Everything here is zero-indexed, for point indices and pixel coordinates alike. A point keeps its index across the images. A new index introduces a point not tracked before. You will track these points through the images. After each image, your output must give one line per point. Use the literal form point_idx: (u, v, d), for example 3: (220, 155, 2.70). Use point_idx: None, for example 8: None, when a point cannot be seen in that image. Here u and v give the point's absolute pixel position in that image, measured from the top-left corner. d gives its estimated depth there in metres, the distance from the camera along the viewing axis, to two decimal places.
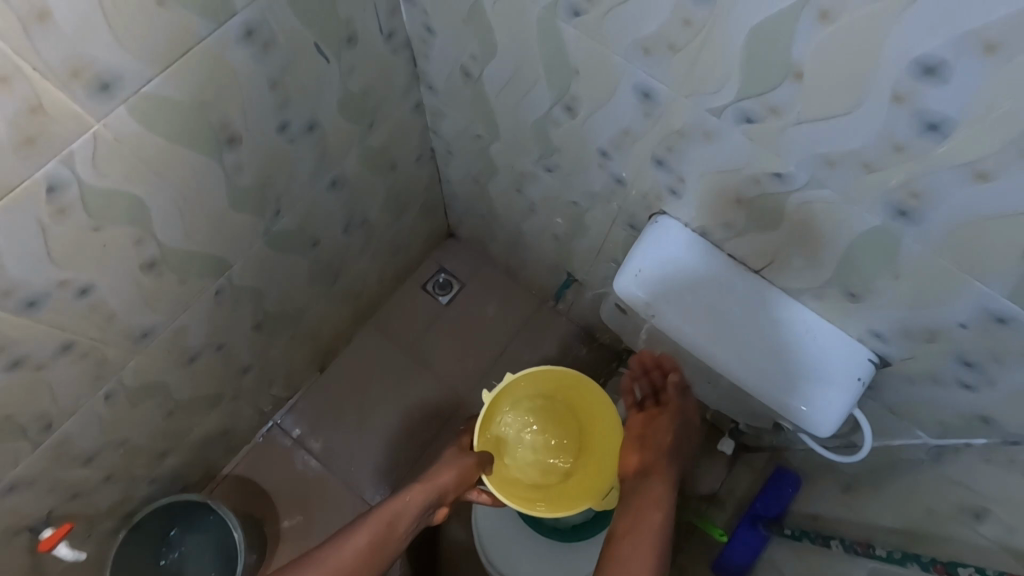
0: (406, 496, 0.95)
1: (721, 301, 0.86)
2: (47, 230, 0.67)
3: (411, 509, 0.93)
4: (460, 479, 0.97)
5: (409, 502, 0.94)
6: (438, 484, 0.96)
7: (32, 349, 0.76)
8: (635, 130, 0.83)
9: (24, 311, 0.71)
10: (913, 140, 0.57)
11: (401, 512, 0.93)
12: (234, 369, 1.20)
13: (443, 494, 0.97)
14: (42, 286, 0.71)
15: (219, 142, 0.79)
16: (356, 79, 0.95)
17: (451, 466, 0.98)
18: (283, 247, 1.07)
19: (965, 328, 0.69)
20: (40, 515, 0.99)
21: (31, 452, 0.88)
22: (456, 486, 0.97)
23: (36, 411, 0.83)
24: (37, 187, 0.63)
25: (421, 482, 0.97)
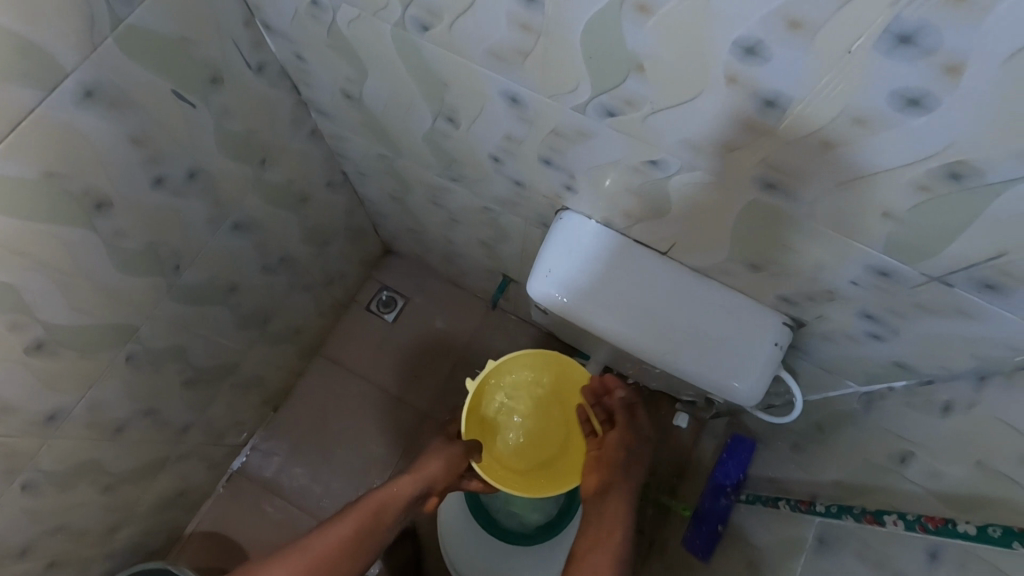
0: (393, 484, 0.87)
1: (639, 291, 0.81)
2: None
3: (401, 496, 0.86)
4: (449, 466, 0.90)
5: (398, 489, 0.86)
6: (426, 473, 0.88)
7: None
8: (517, 134, 0.71)
9: None
10: (754, 116, 0.48)
11: (388, 502, 0.84)
12: (176, 427, 1.12)
13: (433, 484, 0.89)
14: None
15: (86, 209, 0.69)
16: (234, 118, 0.84)
17: (440, 453, 0.91)
18: (199, 297, 0.98)
19: (858, 285, 0.64)
20: None
21: None
22: (447, 474, 0.89)
23: None
24: None
25: (409, 469, 0.89)
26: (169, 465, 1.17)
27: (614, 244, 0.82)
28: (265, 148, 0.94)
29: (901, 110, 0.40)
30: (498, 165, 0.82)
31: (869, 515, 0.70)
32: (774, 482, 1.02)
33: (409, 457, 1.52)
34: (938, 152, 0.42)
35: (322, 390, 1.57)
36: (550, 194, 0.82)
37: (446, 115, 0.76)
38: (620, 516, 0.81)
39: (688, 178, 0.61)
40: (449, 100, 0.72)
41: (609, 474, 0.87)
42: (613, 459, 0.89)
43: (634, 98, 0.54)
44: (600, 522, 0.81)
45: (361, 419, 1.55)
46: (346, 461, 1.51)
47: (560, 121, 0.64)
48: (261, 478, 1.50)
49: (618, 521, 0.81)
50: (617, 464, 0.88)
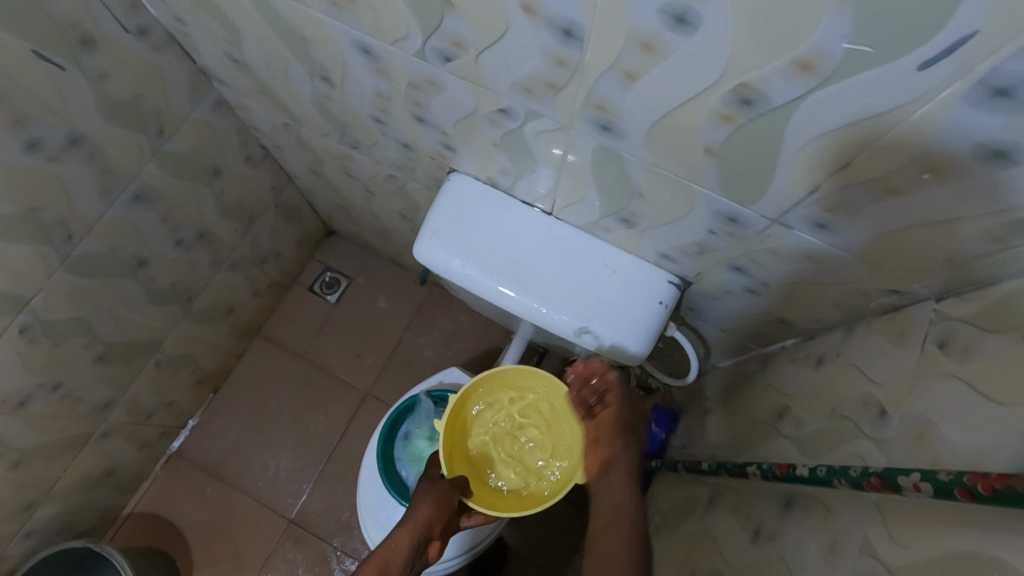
0: (390, 542, 0.81)
1: (525, 253, 0.80)
2: None
3: (401, 554, 0.80)
4: (441, 509, 0.86)
5: (396, 549, 0.81)
6: (420, 522, 0.84)
7: None
8: (383, 91, 0.70)
9: None
10: (561, 50, 0.47)
11: (390, 558, 0.79)
12: (91, 404, 1.11)
13: (430, 530, 0.84)
14: None
15: None
16: (116, 83, 0.83)
17: (427, 496, 0.86)
18: (100, 269, 0.97)
19: (715, 235, 0.63)
20: None
21: None
22: (441, 515, 0.85)
23: None
24: None
25: (401, 522, 0.84)
26: (90, 444, 1.17)
27: (500, 204, 0.81)
28: (160, 117, 0.92)
29: (674, 29, 0.39)
30: (382, 126, 0.81)
31: (736, 468, 0.69)
32: (686, 448, 1.02)
33: (350, 436, 1.51)
34: (722, 76, 0.41)
35: (263, 370, 1.56)
36: (436, 154, 0.81)
37: (319, 73, 0.75)
38: (620, 489, 0.75)
39: (537, 126, 0.60)
40: (315, 56, 0.71)
41: (600, 450, 0.81)
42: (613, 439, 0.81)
43: (458, 38, 0.53)
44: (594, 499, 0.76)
45: (302, 399, 1.54)
46: (287, 441, 1.51)
47: (410, 70, 0.62)
48: (200, 461, 1.49)
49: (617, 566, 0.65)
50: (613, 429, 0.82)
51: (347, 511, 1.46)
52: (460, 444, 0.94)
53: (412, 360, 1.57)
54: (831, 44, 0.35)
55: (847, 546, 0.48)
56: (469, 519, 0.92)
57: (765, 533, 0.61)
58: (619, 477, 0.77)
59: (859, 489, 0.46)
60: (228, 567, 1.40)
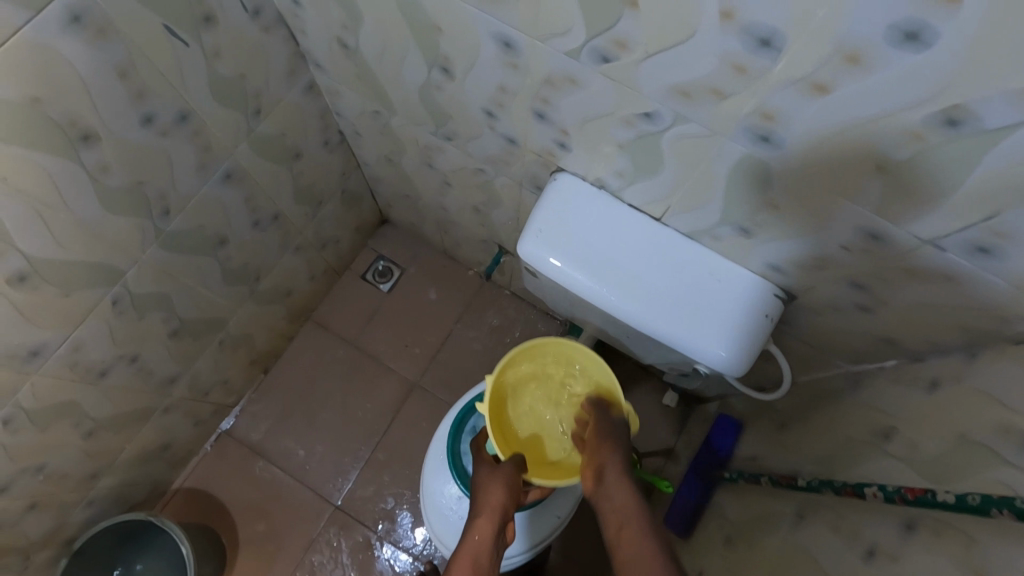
0: (473, 534, 0.80)
1: (629, 256, 0.79)
2: None
3: (489, 544, 0.79)
4: (512, 488, 0.85)
5: (480, 538, 0.79)
6: (495, 508, 0.83)
7: None
8: (509, 85, 0.70)
9: None
10: (747, 58, 0.46)
11: (479, 552, 0.78)
12: (159, 379, 1.12)
13: (508, 513, 0.83)
14: None
15: (72, 141, 0.68)
16: (227, 61, 0.83)
17: (495, 481, 0.85)
18: (186, 247, 0.97)
19: (849, 251, 0.62)
20: None
21: None
22: (513, 495, 0.84)
23: None
24: None
25: (476, 513, 0.83)
26: (153, 419, 1.18)
27: (605, 205, 0.81)
28: (258, 97, 0.92)
29: (897, 44, 0.39)
30: (491, 121, 0.80)
31: (848, 488, 0.68)
32: (756, 461, 1.01)
33: (396, 426, 1.51)
34: (935, 94, 0.41)
35: (313, 355, 1.56)
36: (544, 152, 0.81)
37: (439, 64, 0.75)
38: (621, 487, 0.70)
39: (681, 132, 0.60)
40: (442, 47, 0.71)
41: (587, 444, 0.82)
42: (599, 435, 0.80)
43: (626, 41, 0.52)
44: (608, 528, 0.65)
45: (349, 385, 1.54)
46: (332, 426, 1.51)
47: (551, 67, 0.62)
48: (249, 441, 1.49)
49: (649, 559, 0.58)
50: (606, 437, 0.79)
51: (389, 500, 1.46)
52: (511, 424, 0.95)
53: (460, 353, 1.56)
54: None
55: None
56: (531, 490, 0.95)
57: (882, 554, 0.60)
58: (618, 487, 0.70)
59: None
60: (271, 547, 1.41)
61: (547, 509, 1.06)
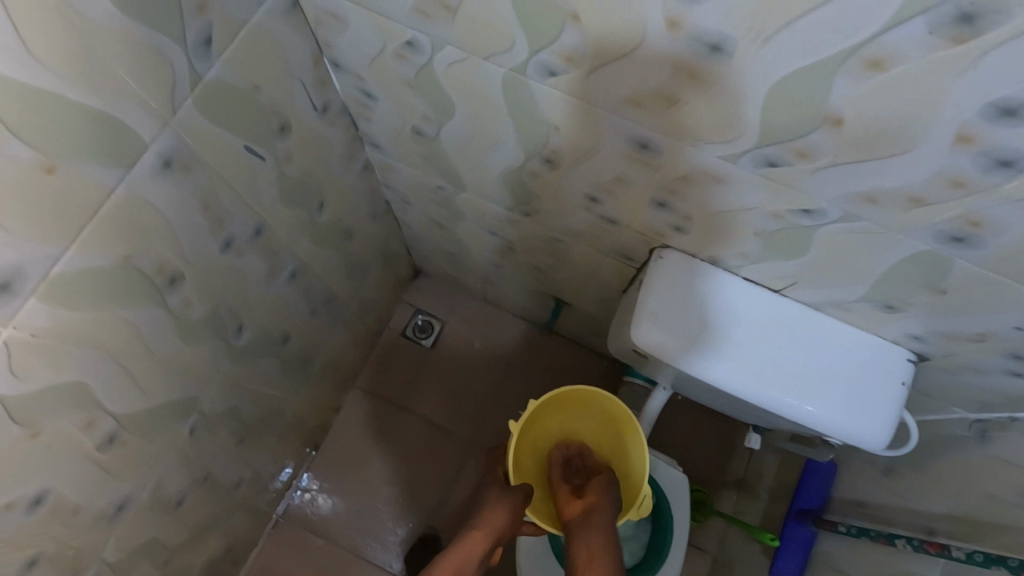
0: (461, 544, 0.79)
1: (751, 334, 0.75)
2: None
3: (472, 562, 0.77)
4: (515, 517, 0.80)
5: (467, 552, 0.78)
6: (493, 529, 0.79)
7: None
8: (629, 177, 0.65)
9: None
10: (973, 175, 0.42)
11: (463, 564, 0.78)
12: (226, 488, 1.04)
13: (501, 538, 0.80)
14: None
15: (159, 287, 0.61)
16: (296, 164, 0.76)
17: (501, 504, 0.80)
18: (254, 354, 0.90)
19: (1019, 330, 0.59)
20: None
21: None
22: (514, 523, 0.80)
23: None
24: None
25: (475, 527, 0.80)
26: (219, 526, 1.10)
27: (719, 280, 0.77)
28: (320, 191, 0.86)
29: None
30: (591, 204, 0.75)
31: None
32: (867, 509, 0.98)
33: (459, 489, 1.45)
34: None
35: (361, 422, 1.49)
36: (648, 231, 0.76)
37: (541, 155, 0.69)
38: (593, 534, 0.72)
39: (843, 227, 0.56)
40: (552, 142, 0.65)
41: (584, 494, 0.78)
42: (598, 486, 0.78)
43: (812, 151, 0.48)
44: (576, 537, 0.73)
45: (402, 450, 1.48)
46: (391, 497, 1.44)
47: (696, 167, 0.57)
48: (307, 522, 1.42)
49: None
50: (601, 486, 0.78)
51: None
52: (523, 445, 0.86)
53: (514, 404, 1.50)
54: None
55: None
56: (527, 526, 0.86)
57: None
58: (597, 529, 0.73)
59: None
60: None
61: None
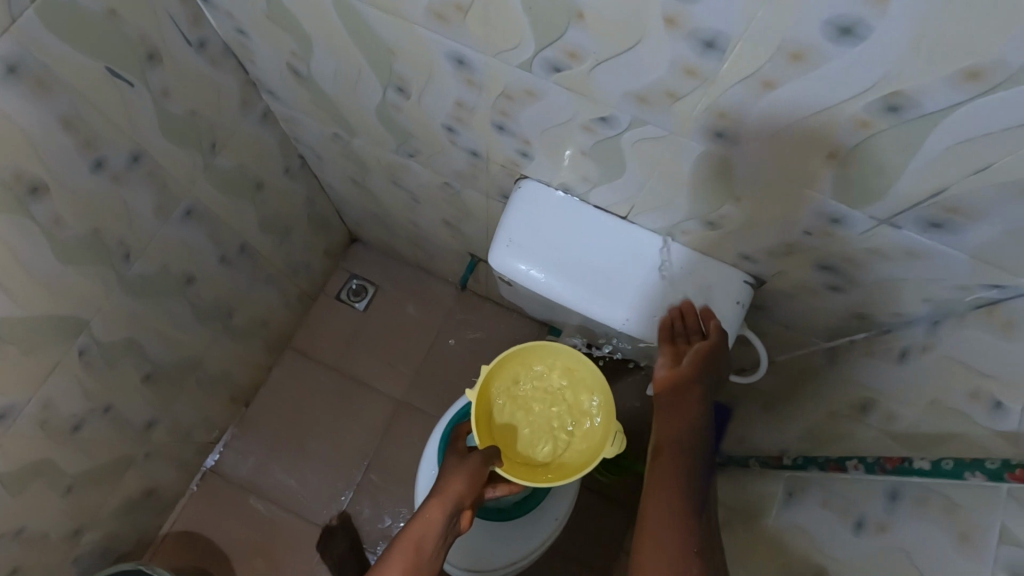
0: (425, 514, 0.76)
1: (601, 257, 0.79)
2: None
3: (436, 528, 0.75)
4: (473, 480, 0.79)
5: (431, 519, 0.75)
6: (452, 494, 0.77)
7: None
8: (468, 101, 0.70)
9: None
10: (696, 61, 0.48)
11: (425, 537, 0.74)
12: (135, 427, 1.08)
13: (463, 502, 0.78)
14: None
15: (19, 195, 0.66)
16: (175, 98, 0.81)
17: (460, 470, 0.79)
18: (152, 289, 0.94)
19: (812, 235, 0.64)
20: None
21: None
22: (474, 489, 0.79)
23: None
24: None
25: (434, 496, 0.78)
26: (133, 467, 1.14)
27: (577, 211, 0.80)
28: (211, 131, 0.90)
29: (836, 40, 0.40)
30: (452, 135, 0.80)
31: (831, 462, 0.70)
32: (743, 443, 1.03)
33: (386, 446, 1.48)
34: (877, 84, 0.43)
35: (293, 382, 1.53)
36: (508, 162, 0.81)
37: (394, 84, 0.74)
38: (677, 426, 0.72)
39: (640, 134, 0.61)
40: (396, 69, 0.71)
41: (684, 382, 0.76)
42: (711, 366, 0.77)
43: (578, 52, 0.53)
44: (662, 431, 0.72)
45: (334, 409, 1.51)
46: (319, 453, 1.48)
47: (508, 81, 0.62)
48: (236, 477, 1.45)
49: (670, 488, 0.65)
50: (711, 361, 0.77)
51: (387, 519, 1.43)
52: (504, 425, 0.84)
53: (442, 368, 1.54)
54: (1011, 55, 0.36)
55: (981, 536, 0.49)
56: (497, 487, 0.84)
57: (870, 525, 0.61)
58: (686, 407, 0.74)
59: (998, 480, 0.48)
60: None
61: (540, 516, 1.06)
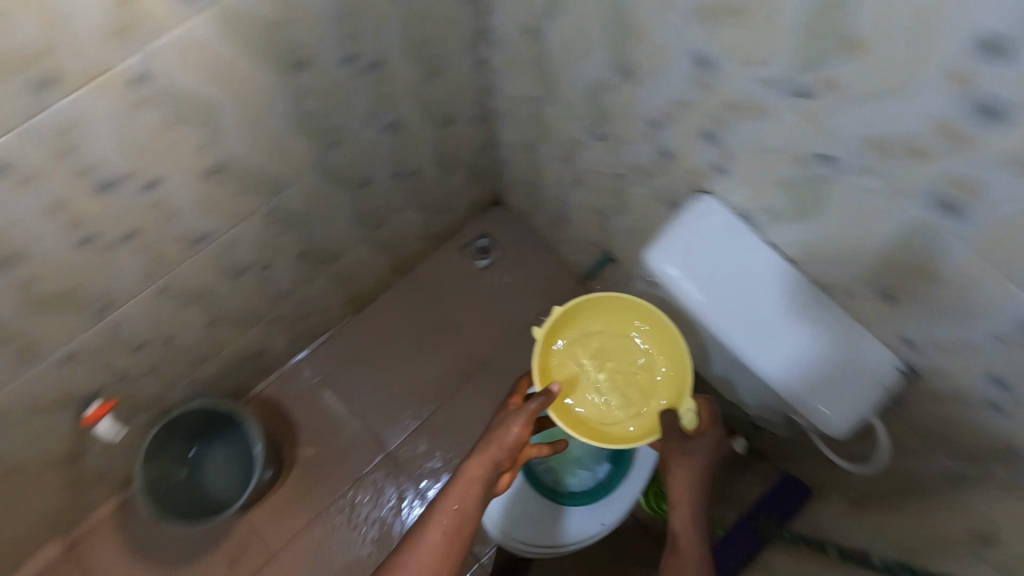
0: (462, 476, 0.76)
1: (759, 295, 0.78)
2: (126, 121, 0.67)
3: (477, 490, 0.76)
4: (513, 444, 0.79)
5: (469, 480, 0.76)
6: (490, 456, 0.78)
7: (104, 228, 0.77)
8: (687, 101, 0.72)
9: (99, 193, 0.72)
10: (963, 123, 0.47)
11: (466, 499, 0.75)
12: (275, 291, 1.22)
13: (501, 463, 0.79)
14: (121, 171, 0.72)
15: (290, 64, 0.77)
16: (424, 22, 0.90)
17: (498, 433, 0.79)
18: (337, 179, 1.06)
19: (1000, 343, 0.61)
20: (88, 390, 1.02)
21: (88, 328, 0.89)
22: (514, 450, 0.79)
23: (100, 290, 0.85)
24: (125, 77, 0.63)
25: (471, 457, 0.78)
26: (259, 325, 1.28)
27: (748, 241, 0.80)
28: (436, 61, 0.99)
29: None
30: (652, 129, 0.83)
31: None
32: (820, 530, 0.98)
33: (459, 395, 1.56)
34: None
35: (400, 307, 1.64)
36: (695, 172, 0.82)
37: (622, 66, 0.78)
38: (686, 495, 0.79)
39: (856, 183, 0.60)
40: (633, 53, 0.74)
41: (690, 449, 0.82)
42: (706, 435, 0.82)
43: (835, 82, 0.54)
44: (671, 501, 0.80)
45: (426, 346, 1.60)
46: (401, 377, 1.57)
47: (741, 93, 0.64)
48: (325, 370, 1.58)
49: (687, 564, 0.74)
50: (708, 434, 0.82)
51: (438, 461, 1.50)
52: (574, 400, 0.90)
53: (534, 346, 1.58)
54: None
55: None
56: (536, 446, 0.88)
57: None
58: (701, 450, 0.80)
59: None
60: (324, 472, 1.50)
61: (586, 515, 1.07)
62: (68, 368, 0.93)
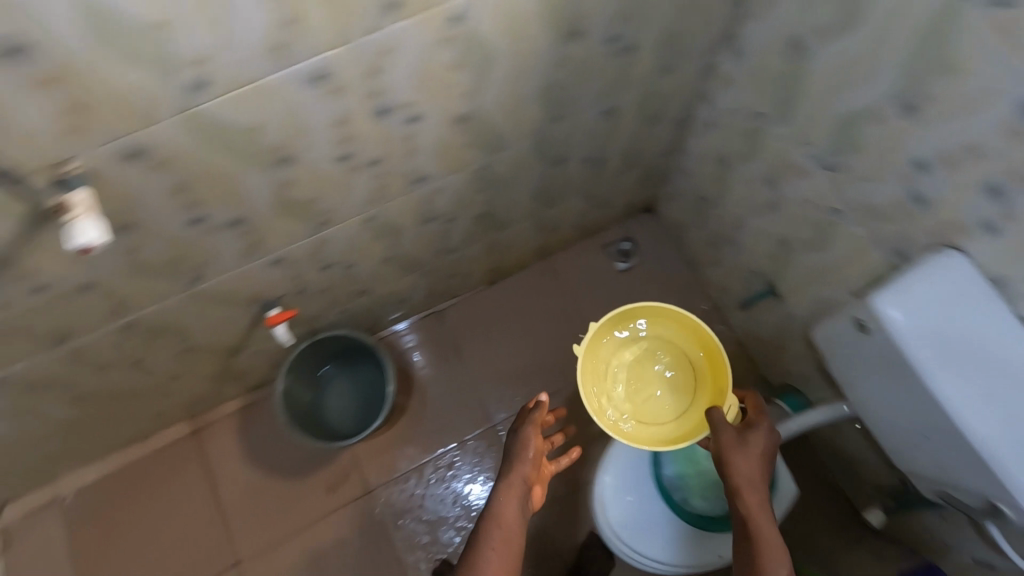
0: (497, 497, 0.79)
1: (992, 369, 0.74)
2: (429, 53, 0.71)
3: (516, 508, 0.78)
4: (535, 458, 0.83)
5: (506, 499, 0.78)
6: (518, 475, 0.80)
7: (362, 150, 0.81)
8: (985, 147, 0.68)
9: (377, 116, 0.76)
10: None
11: (508, 518, 0.77)
12: (444, 246, 1.25)
13: (529, 478, 0.81)
14: (402, 99, 0.76)
15: (567, 31, 0.79)
16: (687, 16, 0.90)
17: (519, 451, 0.82)
18: (543, 152, 1.08)
19: None
20: (275, 294, 1.09)
21: (303, 238, 0.95)
22: (535, 466, 0.82)
23: (331, 205, 0.90)
24: (448, 12, 0.67)
25: (500, 479, 0.81)
26: (416, 273, 1.33)
27: (995, 308, 0.75)
28: (676, 57, 0.99)
29: None
30: (913, 170, 0.79)
31: None
32: None
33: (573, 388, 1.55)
34: None
35: (533, 289, 1.65)
36: (950, 223, 0.78)
37: (905, 98, 0.75)
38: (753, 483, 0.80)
39: None
40: (931, 87, 0.71)
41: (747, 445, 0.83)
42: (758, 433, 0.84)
43: None
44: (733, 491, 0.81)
45: (552, 332, 1.61)
46: (519, 357, 1.59)
47: None
48: (449, 331, 1.62)
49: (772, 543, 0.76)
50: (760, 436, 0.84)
51: None
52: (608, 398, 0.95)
53: None
54: None
55: None
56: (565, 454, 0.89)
57: None
58: (758, 442, 0.83)
59: None
60: (428, 428, 1.53)
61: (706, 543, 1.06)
62: (272, 269, 1.00)
